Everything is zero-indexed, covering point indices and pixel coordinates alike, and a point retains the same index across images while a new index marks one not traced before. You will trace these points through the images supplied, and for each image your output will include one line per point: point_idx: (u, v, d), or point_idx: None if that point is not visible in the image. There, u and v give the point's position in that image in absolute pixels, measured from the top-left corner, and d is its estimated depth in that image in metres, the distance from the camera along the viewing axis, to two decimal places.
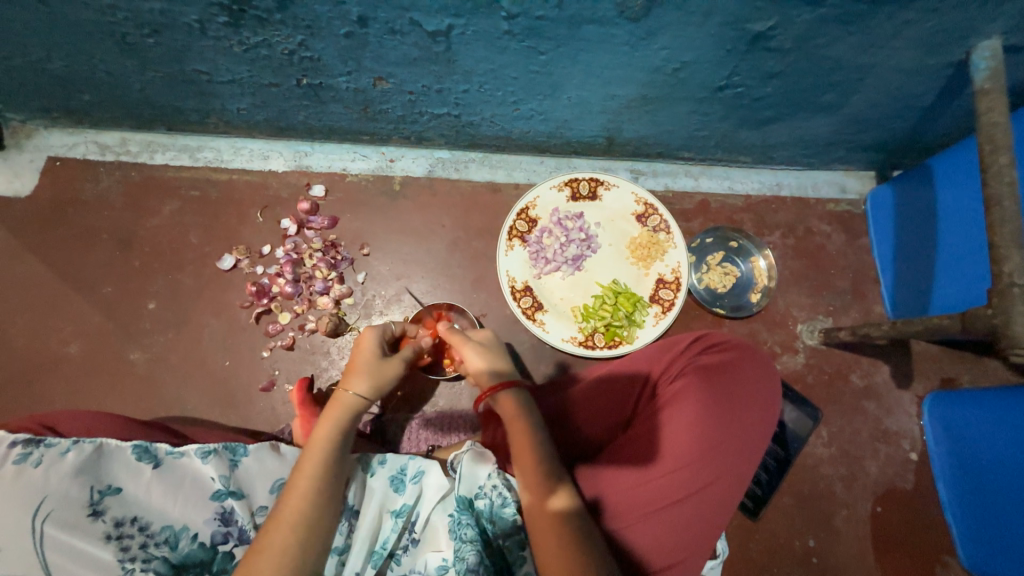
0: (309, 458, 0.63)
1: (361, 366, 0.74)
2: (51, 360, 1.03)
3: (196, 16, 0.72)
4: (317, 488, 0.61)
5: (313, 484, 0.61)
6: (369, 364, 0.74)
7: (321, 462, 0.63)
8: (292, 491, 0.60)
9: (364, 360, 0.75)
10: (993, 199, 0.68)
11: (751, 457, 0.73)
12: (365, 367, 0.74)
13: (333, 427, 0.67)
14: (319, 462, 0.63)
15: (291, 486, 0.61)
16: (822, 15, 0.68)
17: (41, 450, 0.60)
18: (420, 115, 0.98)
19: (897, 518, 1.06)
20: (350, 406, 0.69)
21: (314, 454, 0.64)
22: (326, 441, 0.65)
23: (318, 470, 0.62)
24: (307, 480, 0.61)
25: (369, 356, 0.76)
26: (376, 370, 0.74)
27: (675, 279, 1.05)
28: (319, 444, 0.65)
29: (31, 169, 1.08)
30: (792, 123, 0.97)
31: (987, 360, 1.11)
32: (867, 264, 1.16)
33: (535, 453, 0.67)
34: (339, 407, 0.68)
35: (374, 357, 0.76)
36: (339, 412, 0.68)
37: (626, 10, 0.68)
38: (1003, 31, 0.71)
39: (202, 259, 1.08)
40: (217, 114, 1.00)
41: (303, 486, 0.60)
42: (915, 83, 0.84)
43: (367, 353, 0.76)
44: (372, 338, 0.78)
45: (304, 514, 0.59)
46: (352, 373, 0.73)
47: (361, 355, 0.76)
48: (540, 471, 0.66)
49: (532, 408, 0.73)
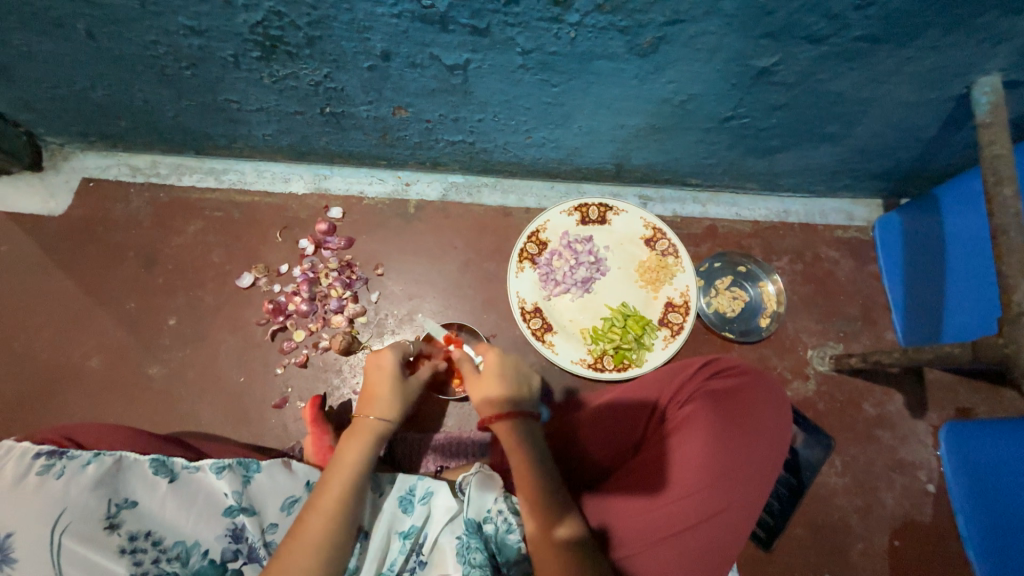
0: (334, 479, 0.65)
1: (381, 393, 0.76)
2: (72, 373, 1.05)
3: (231, 51, 0.77)
4: (340, 508, 0.62)
5: (336, 505, 0.62)
6: (387, 391, 0.76)
7: (347, 484, 0.65)
8: (315, 510, 0.61)
9: (385, 385, 0.76)
10: (999, 229, 0.69)
11: (764, 483, 0.72)
12: (387, 394, 0.76)
13: (359, 450, 0.68)
14: (344, 484, 0.64)
15: (315, 505, 0.62)
16: (823, 53, 0.71)
17: (63, 461, 0.62)
18: (436, 142, 1.02)
19: (916, 553, 1.03)
20: (375, 430, 0.71)
21: (340, 475, 0.65)
22: (354, 462, 0.67)
23: (342, 492, 0.63)
24: (331, 500, 0.62)
25: (390, 381, 0.77)
26: (396, 396, 0.76)
27: (684, 303, 1.06)
28: (345, 466, 0.66)
29: (66, 189, 1.13)
30: (798, 152, 0.99)
31: (1003, 390, 1.09)
32: (876, 290, 1.16)
33: (540, 478, 0.68)
34: (364, 432, 0.70)
35: (394, 382, 0.77)
36: (365, 436, 0.70)
37: (635, 47, 0.71)
38: (1002, 68, 0.74)
39: (222, 277, 1.11)
40: (244, 139, 1.05)
41: (326, 506, 0.62)
42: (918, 115, 0.86)
43: (387, 376, 0.78)
44: (391, 362, 0.80)
45: (327, 534, 0.60)
46: (372, 399, 0.75)
47: (388, 379, 0.77)
48: (545, 498, 0.66)
49: (539, 438, 0.75)
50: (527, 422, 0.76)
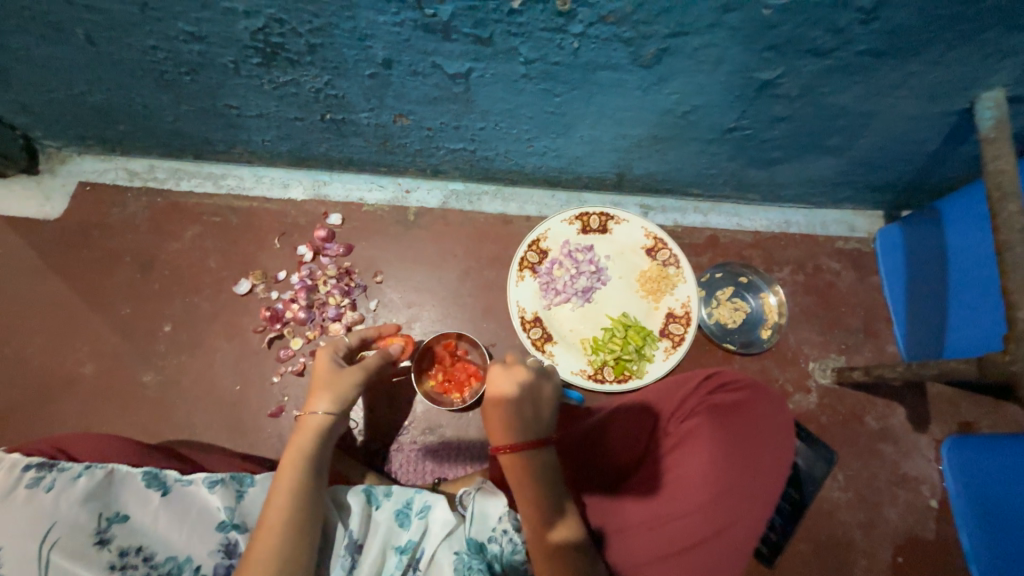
0: (278, 491, 0.63)
1: (319, 386, 0.75)
2: (67, 380, 1.04)
3: (231, 57, 0.76)
4: (287, 520, 0.61)
5: (283, 516, 0.61)
6: (325, 382, 0.76)
7: (291, 494, 0.63)
8: (264, 525, 0.60)
9: (321, 380, 0.76)
10: (1004, 245, 0.68)
11: (767, 501, 0.70)
12: (325, 385, 0.75)
13: (298, 455, 0.68)
14: (287, 493, 0.63)
15: (263, 520, 0.61)
16: (828, 66, 0.71)
17: (53, 474, 0.60)
18: (437, 149, 1.01)
19: (918, 569, 1.01)
20: (316, 428, 0.71)
21: (282, 485, 0.64)
22: (293, 472, 0.65)
23: (288, 501, 0.62)
24: (276, 512, 0.61)
25: (324, 374, 0.77)
26: (333, 385, 0.75)
27: (685, 314, 1.05)
28: (286, 476, 0.65)
29: (62, 193, 1.12)
30: (800, 164, 0.99)
31: (1006, 404, 1.09)
32: (878, 302, 1.15)
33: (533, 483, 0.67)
34: (307, 427, 0.71)
35: (329, 375, 0.77)
36: (304, 438, 0.70)
37: (638, 58, 0.71)
38: (1006, 83, 0.73)
39: (219, 283, 1.10)
40: (243, 145, 1.04)
41: (271, 519, 0.60)
42: (922, 128, 0.86)
43: (323, 371, 0.78)
44: (326, 357, 0.80)
45: (276, 546, 0.58)
46: (312, 395, 0.74)
47: (322, 374, 0.77)
48: (546, 506, 0.65)
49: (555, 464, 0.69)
50: (539, 454, 0.69)
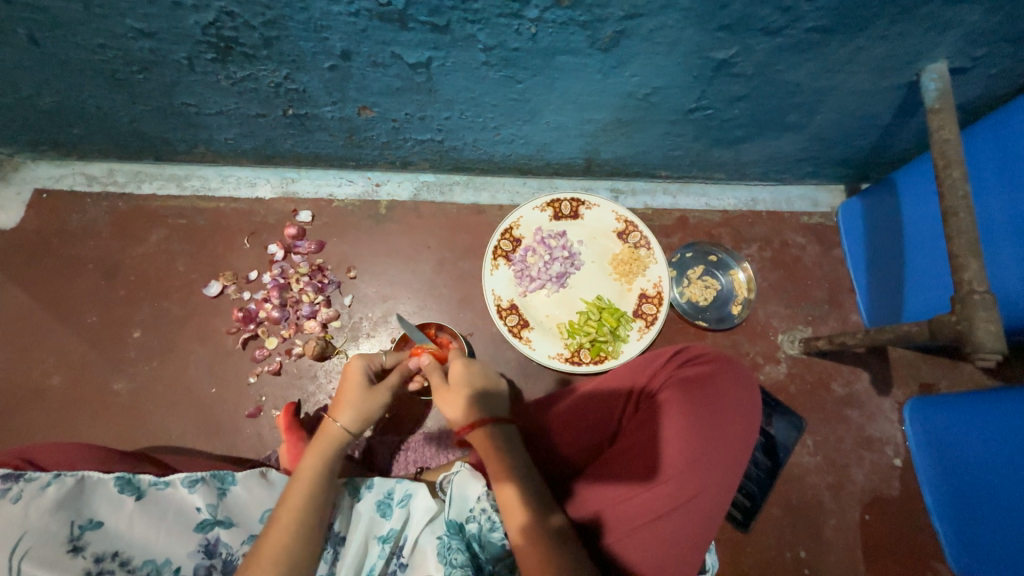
0: (295, 489, 0.63)
1: (347, 398, 0.74)
2: (33, 392, 1.02)
3: (185, 53, 0.74)
4: (301, 518, 0.61)
5: (297, 517, 0.61)
6: (354, 394, 0.74)
7: (308, 492, 0.63)
8: (275, 522, 0.60)
9: (353, 392, 0.74)
10: (949, 211, 0.71)
11: (736, 467, 0.73)
12: (353, 399, 0.74)
13: (319, 459, 0.67)
14: (305, 492, 0.63)
15: (276, 517, 0.61)
16: (778, 45, 0.73)
17: (20, 485, 0.59)
18: (405, 141, 1.01)
19: (884, 525, 1.06)
20: (336, 439, 0.70)
21: (300, 484, 0.64)
22: (315, 473, 0.65)
23: (303, 500, 0.62)
24: (291, 510, 0.61)
25: (355, 388, 0.75)
26: (359, 400, 0.74)
27: (657, 293, 1.07)
28: (305, 475, 0.65)
29: (17, 202, 1.08)
30: (762, 142, 1.01)
31: (962, 364, 1.14)
32: (841, 274, 1.19)
33: (523, 467, 0.69)
34: (326, 437, 0.69)
35: (359, 387, 0.75)
36: (324, 445, 0.69)
37: (596, 42, 0.71)
38: (948, 55, 0.76)
39: (189, 286, 1.08)
40: (205, 144, 1.02)
41: (286, 516, 0.60)
42: (873, 102, 0.88)
43: (353, 384, 0.75)
44: (359, 369, 0.77)
45: (285, 546, 0.58)
46: (340, 405, 0.73)
47: (350, 384, 0.75)
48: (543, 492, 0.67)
49: (519, 445, 0.72)
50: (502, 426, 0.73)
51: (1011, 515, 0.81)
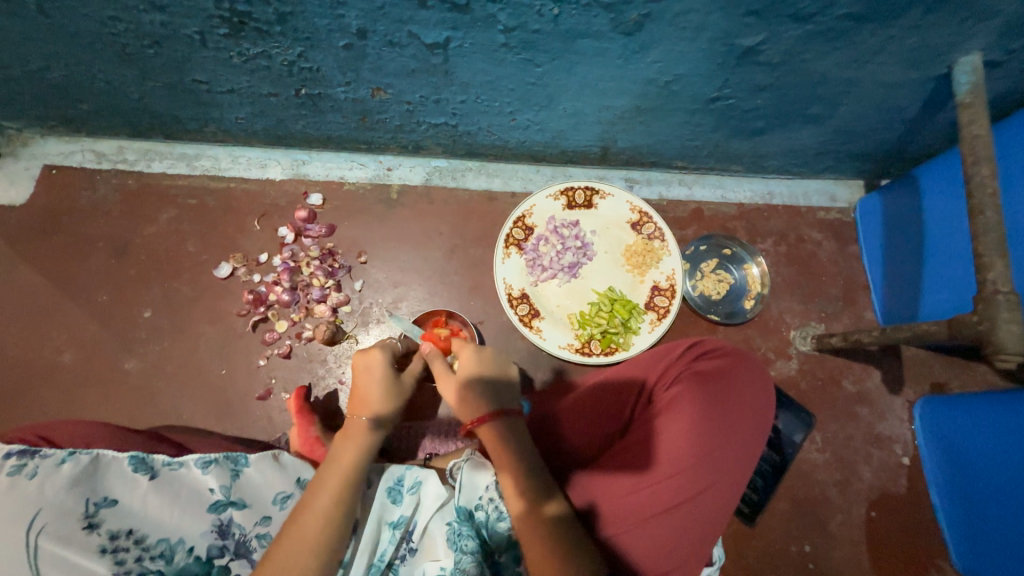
0: (330, 480, 0.63)
1: (372, 393, 0.73)
2: (45, 369, 1.02)
3: (197, 28, 0.72)
4: (335, 511, 0.60)
5: (336, 503, 0.61)
6: (376, 387, 0.74)
7: (342, 484, 0.63)
8: (309, 511, 0.60)
9: (376, 387, 0.74)
10: (976, 209, 0.69)
11: (746, 462, 0.73)
12: (376, 393, 0.73)
13: (354, 455, 0.66)
14: (340, 484, 0.63)
15: (308, 505, 0.60)
16: (809, 32, 0.70)
17: (36, 461, 0.59)
18: (418, 124, 0.99)
19: (890, 522, 1.07)
20: (370, 434, 0.69)
21: (335, 476, 0.63)
22: (351, 462, 0.65)
23: (337, 492, 0.62)
24: (324, 501, 0.61)
25: (381, 383, 0.75)
26: (390, 398, 0.74)
27: (670, 286, 1.06)
28: (341, 467, 0.65)
29: (26, 177, 1.08)
30: (782, 134, 0.99)
31: (976, 364, 1.13)
32: (856, 271, 1.18)
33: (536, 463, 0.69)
34: (358, 432, 0.69)
35: (387, 383, 0.75)
36: (359, 439, 0.68)
37: (619, 25, 0.69)
38: (983, 47, 0.74)
39: (199, 267, 1.08)
40: (216, 123, 1.01)
41: (320, 507, 0.60)
42: (902, 95, 0.86)
43: (376, 377, 0.75)
44: (380, 359, 0.77)
45: (320, 535, 0.58)
46: (364, 400, 0.73)
47: (371, 377, 0.75)
48: (546, 482, 0.67)
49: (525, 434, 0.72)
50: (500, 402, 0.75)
51: (1018, 515, 0.81)
